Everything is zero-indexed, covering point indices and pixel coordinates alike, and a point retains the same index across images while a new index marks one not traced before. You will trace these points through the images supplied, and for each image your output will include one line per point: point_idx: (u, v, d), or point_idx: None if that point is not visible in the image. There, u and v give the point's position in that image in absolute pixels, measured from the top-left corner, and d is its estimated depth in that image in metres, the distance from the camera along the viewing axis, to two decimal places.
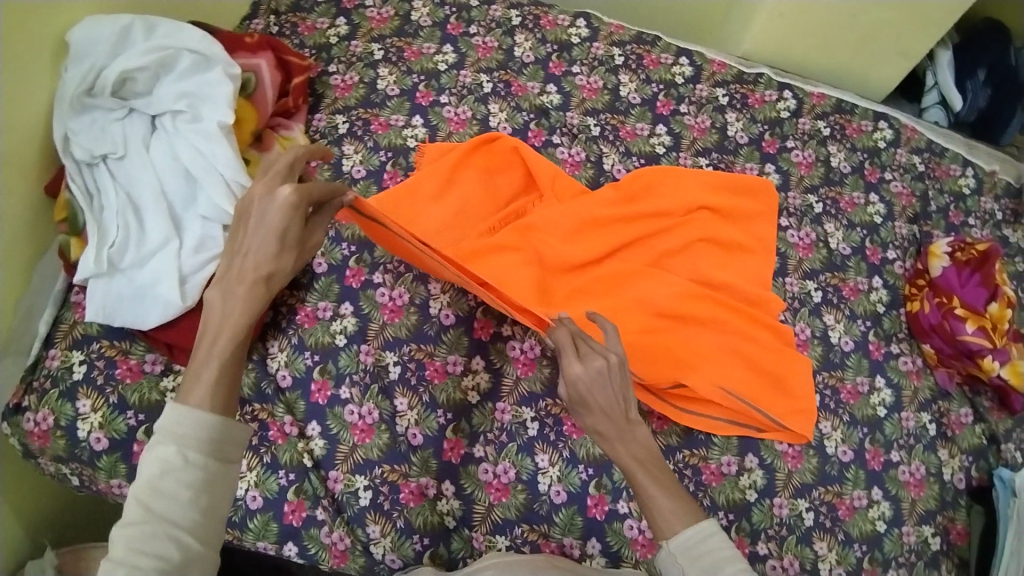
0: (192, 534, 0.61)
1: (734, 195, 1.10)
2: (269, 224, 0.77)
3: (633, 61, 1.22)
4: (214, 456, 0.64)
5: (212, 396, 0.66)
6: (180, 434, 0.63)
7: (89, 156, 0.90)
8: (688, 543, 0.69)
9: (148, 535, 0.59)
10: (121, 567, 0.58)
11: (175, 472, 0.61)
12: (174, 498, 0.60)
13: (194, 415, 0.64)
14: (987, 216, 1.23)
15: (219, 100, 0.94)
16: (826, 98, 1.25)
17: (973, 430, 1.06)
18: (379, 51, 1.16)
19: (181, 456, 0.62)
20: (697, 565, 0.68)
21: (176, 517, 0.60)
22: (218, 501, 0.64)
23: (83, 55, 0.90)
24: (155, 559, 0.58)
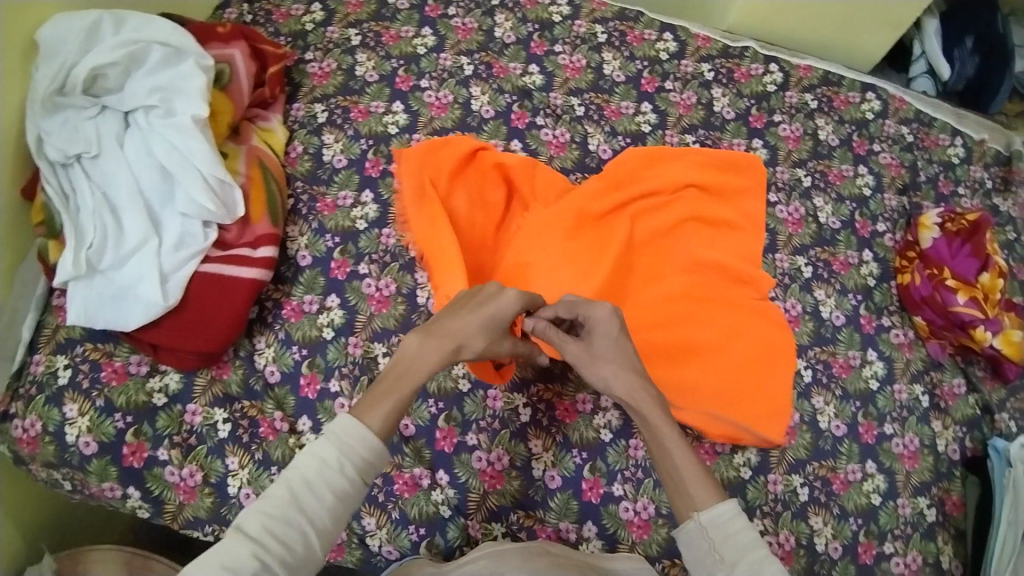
0: (319, 538, 0.58)
1: (721, 172, 1.09)
2: (494, 304, 0.74)
3: (616, 38, 1.20)
4: (365, 475, 0.61)
5: (381, 415, 0.63)
6: (346, 441, 0.60)
7: (63, 157, 0.88)
8: (718, 514, 0.65)
9: (285, 520, 0.56)
10: (250, 544, 0.54)
11: (329, 474, 0.58)
12: (320, 497, 0.57)
13: (366, 431, 0.61)
14: (977, 185, 1.22)
15: (191, 92, 0.91)
16: (813, 71, 1.24)
17: (967, 400, 1.06)
18: (356, 36, 1.14)
19: (340, 461, 0.59)
20: (730, 544, 0.64)
21: (315, 517, 0.57)
22: (352, 514, 0.60)
23: (53, 52, 0.88)
24: (282, 547, 0.55)
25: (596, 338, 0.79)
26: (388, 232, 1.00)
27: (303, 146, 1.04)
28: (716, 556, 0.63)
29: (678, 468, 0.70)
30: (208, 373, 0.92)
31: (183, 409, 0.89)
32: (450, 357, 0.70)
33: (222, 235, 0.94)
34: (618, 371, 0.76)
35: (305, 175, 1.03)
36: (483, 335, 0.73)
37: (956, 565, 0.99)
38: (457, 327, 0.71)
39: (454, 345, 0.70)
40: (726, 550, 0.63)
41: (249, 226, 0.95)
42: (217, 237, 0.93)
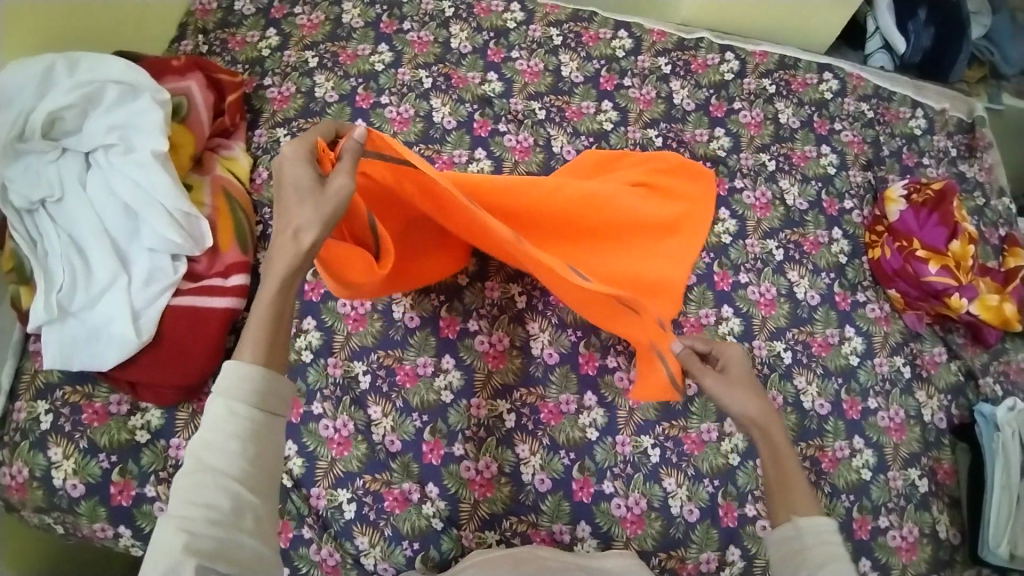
0: (244, 486, 0.55)
1: (672, 177, 1.06)
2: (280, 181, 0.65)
3: (572, 39, 1.21)
4: (260, 407, 0.58)
5: (253, 347, 0.59)
6: (226, 385, 0.57)
7: (27, 203, 0.87)
8: (818, 527, 0.69)
9: (197, 484, 0.54)
10: (171, 519, 0.53)
11: (222, 422, 0.56)
12: (222, 447, 0.55)
13: (240, 367, 0.58)
14: (941, 154, 1.23)
15: (150, 127, 0.92)
16: (769, 56, 1.25)
17: (949, 368, 1.07)
18: (313, 58, 1.14)
19: (226, 405, 0.57)
20: (818, 554, 0.67)
21: (226, 466, 0.55)
22: (269, 452, 0.57)
23: (7, 100, 0.87)
24: (204, 508, 0.53)
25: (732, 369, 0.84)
26: None
27: (269, 171, 1.05)
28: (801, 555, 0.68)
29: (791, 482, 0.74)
30: (189, 407, 0.91)
31: (167, 444, 0.89)
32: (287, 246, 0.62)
33: (192, 267, 0.94)
34: (752, 396, 0.80)
35: (272, 201, 1.03)
36: (301, 206, 0.64)
37: (954, 533, 1.00)
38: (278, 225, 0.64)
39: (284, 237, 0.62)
40: (812, 556, 0.67)
41: (219, 256, 0.95)
42: (188, 269, 0.93)
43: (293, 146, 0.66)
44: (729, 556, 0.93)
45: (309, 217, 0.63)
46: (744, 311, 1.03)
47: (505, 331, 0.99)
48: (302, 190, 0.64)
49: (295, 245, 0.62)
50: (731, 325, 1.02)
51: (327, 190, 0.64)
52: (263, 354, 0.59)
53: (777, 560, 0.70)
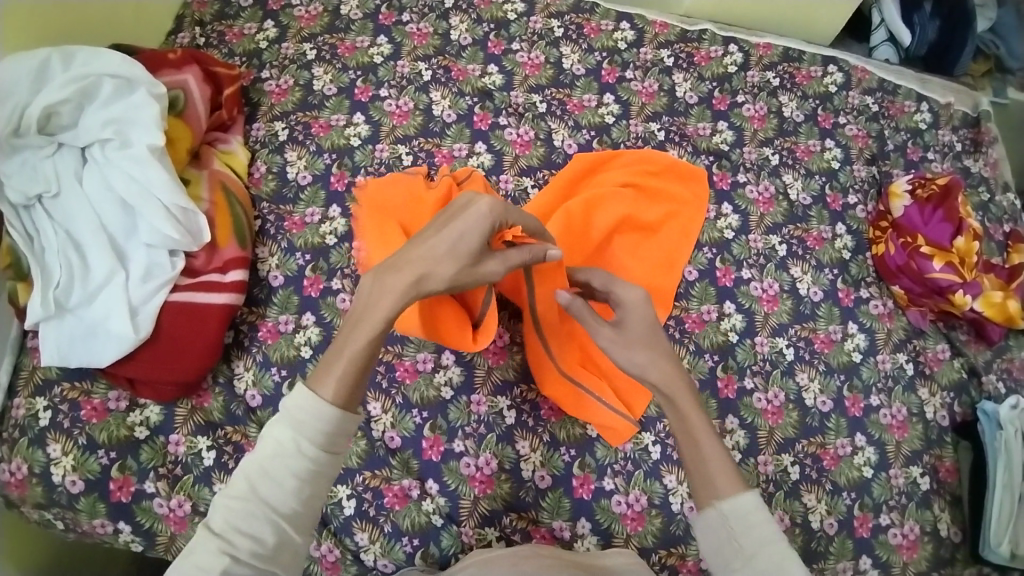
0: (288, 522, 0.61)
1: (666, 178, 1.05)
2: (452, 228, 0.71)
3: (573, 31, 1.20)
4: (326, 450, 0.62)
5: (337, 384, 0.63)
6: (299, 421, 0.61)
7: (24, 198, 0.86)
8: (740, 505, 0.67)
9: (249, 514, 0.59)
10: (216, 540, 0.58)
11: (289, 459, 0.60)
12: (281, 484, 0.60)
13: (319, 406, 0.62)
14: (946, 148, 1.22)
15: (146, 121, 0.90)
16: (772, 48, 1.24)
17: (952, 365, 1.06)
18: (311, 50, 1.13)
19: (295, 443, 0.61)
20: (749, 535, 0.66)
21: (278, 503, 0.60)
22: (320, 492, 0.63)
23: (2, 94, 0.86)
24: (250, 540, 0.59)
25: (627, 322, 0.81)
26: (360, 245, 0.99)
27: (266, 165, 1.04)
28: (734, 545, 0.66)
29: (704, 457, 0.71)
30: (188, 403, 0.91)
31: (166, 440, 0.89)
32: (411, 288, 0.68)
33: (190, 262, 0.93)
34: (651, 360, 0.76)
35: (270, 196, 1.02)
36: (451, 262, 0.70)
37: (955, 531, 0.99)
38: (421, 257, 0.70)
39: (414, 276, 0.68)
40: (742, 539, 0.66)
41: (217, 251, 0.94)
42: (186, 265, 0.92)
43: (487, 206, 0.72)
44: None
45: (444, 275, 0.70)
46: (746, 307, 1.02)
47: (506, 328, 0.99)
48: (458, 251, 0.71)
49: (416, 289, 0.69)
50: (733, 321, 1.01)
51: (477, 266, 0.73)
52: (345, 396, 0.63)
53: (710, 551, 0.68)
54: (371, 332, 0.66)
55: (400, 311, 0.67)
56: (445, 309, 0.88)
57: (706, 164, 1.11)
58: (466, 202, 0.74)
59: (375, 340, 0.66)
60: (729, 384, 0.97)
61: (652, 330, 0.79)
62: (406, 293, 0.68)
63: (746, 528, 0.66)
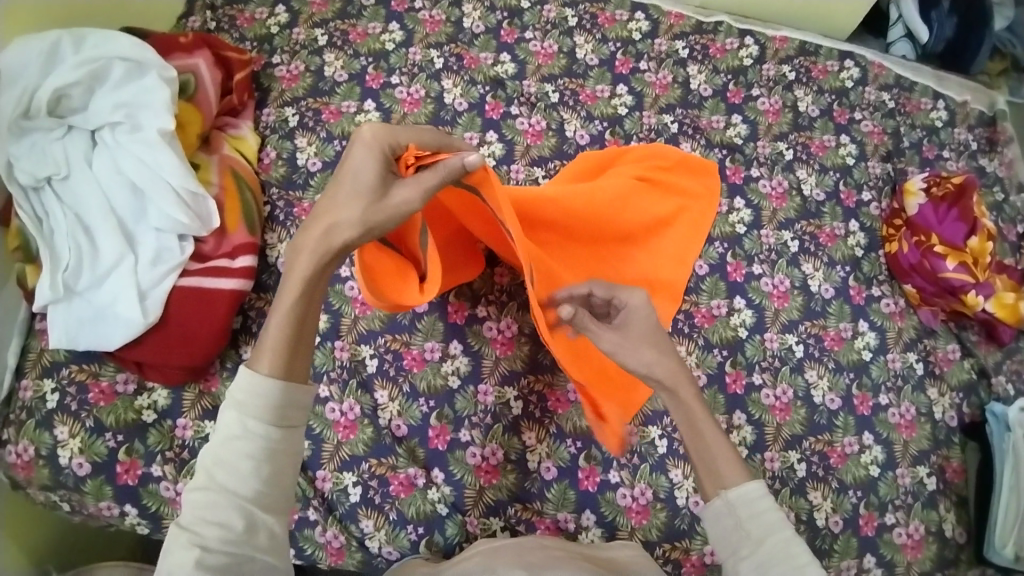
0: (255, 504, 0.62)
1: (675, 171, 1.03)
2: (345, 168, 0.67)
3: (587, 21, 1.19)
4: (277, 426, 0.63)
5: (272, 357, 0.64)
6: (243, 403, 0.62)
7: (33, 180, 0.86)
8: (746, 493, 0.69)
9: (211, 503, 0.60)
10: (185, 534, 0.60)
11: (238, 441, 0.61)
12: (235, 468, 0.61)
13: (258, 382, 0.63)
14: (962, 147, 1.21)
15: (157, 105, 0.90)
16: (789, 42, 1.23)
17: (962, 365, 1.05)
18: (323, 36, 1.12)
19: (242, 425, 0.62)
20: (757, 523, 0.68)
21: (237, 487, 0.61)
22: (282, 469, 0.63)
23: (13, 76, 0.86)
24: (218, 527, 0.60)
25: (631, 322, 0.78)
26: None
27: (277, 151, 1.03)
28: (742, 531, 0.67)
29: (710, 449, 0.72)
30: (196, 387, 0.91)
31: (173, 424, 0.89)
32: (321, 240, 0.67)
33: (199, 248, 0.93)
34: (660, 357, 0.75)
35: (280, 181, 1.01)
36: (353, 202, 0.67)
37: (960, 532, 0.99)
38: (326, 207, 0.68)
39: (321, 229, 0.67)
40: (749, 526, 0.67)
41: (226, 236, 0.94)
42: (195, 250, 0.92)
43: (370, 131, 0.68)
44: None
45: (353, 217, 0.67)
46: (756, 303, 1.01)
47: (513, 318, 0.98)
48: (358, 191, 0.67)
49: (326, 239, 0.67)
50: (743, 317, 1.01)
51: (386, 199, 0.68)
52: (280, 365, 0.64)
53: (717, 541, 0.69)
54: (295, 294, 0.67)
55: (317, 268, 0.67)
56: (380, 260, 0.80)
57: (719, 158, 1.10)
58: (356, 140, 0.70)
59: (301, 301, 0.67)
60: (737, 380, 0.97)
61: (655, 329, 0.77)
62: (319, 247, 0.67)
63: (755, 519, 0.68)
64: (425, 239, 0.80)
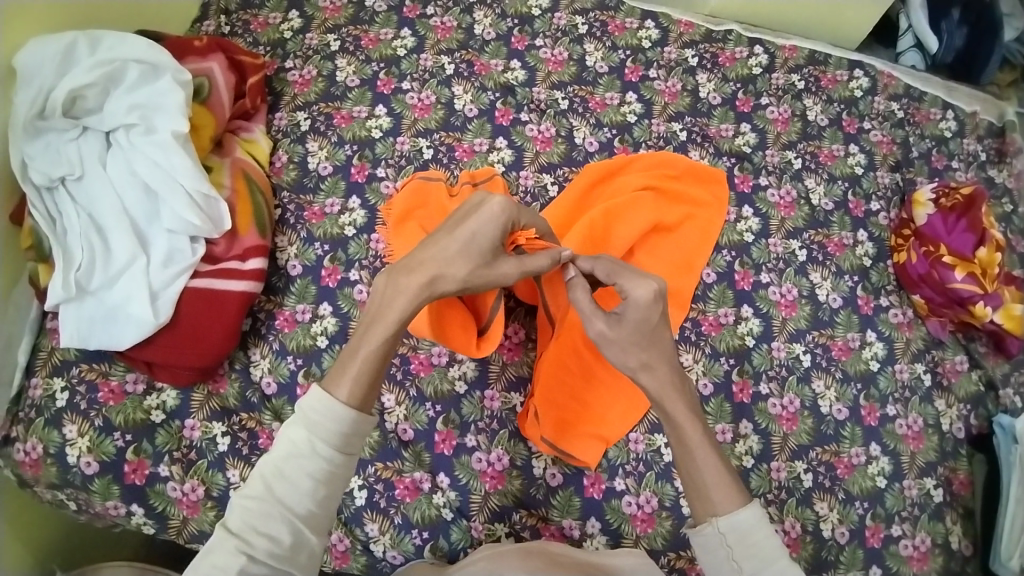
0: (305, 523, 0.63)
1: (682, 180, 1.04)
2: (467, 227, 0.71)
3: (597, 28, 1.19)
4: (342, 451, 0.65)
5: (352, 387, 0.67)
6: (313, 422, 0.64)
7: (47, 180, 0.87)
8: (741, 520, 0.68)
9: (266, 514, 0.62)
10: (233, 539, 0.61)
11: (304, 460, 0.63)
12: (296, 485, 0.63)
13: (333, 406, 0.65)
14: (971, 158, 1.21)
15: (170, 108, 0.91)
16: (799, 51, 1.23)
17: (970, 377, 1.05)
18: (335, 41, 1.13)
19: (310, 443, 0.64)
20: (748, 553, 0.67)
21: (294, 503, 0.63)
22: (336, 493, 0.65)
23: (29, 77, 0.87)
24: (267, 540, 0.61)
25: (627, 317, 0.75)
26: (377, 237, 0.99)
27: (288, 155, 1.04)
28: (733, 564, 0.68)
29: (700, 472, 0.71)
30: (204, 388, 0.91)
31: (181, 424, 0.90)
32: (424, 290, 0.70)
33: (211, 249, 0.93)
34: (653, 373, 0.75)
35: (291, 185, 1.02)
36: (464, 262, 0.71)
37: (967, 545, 0.98)
38: (438, 257, 0.71)
39: (428, 278, 0.70)
40: (746, 553, 0.67)
41: (237, 239, 0.95)
42: (206, 252, 0.93)
43: (501, 205, 0.72)
44: None
45: (459, 275, 0.71)
46: (764, 312, 1.01)
47: (521, 324, 0.99)
48: (472, 251, 0.71)
49: (428, 289, 0.71)
50: (750, 325, 1.00)
51: (489, 267, 0.74)
52: (359, 398, 0.66)
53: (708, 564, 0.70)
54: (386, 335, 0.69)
55: (413, 313, 0.70)
56: (453, 314, 0.87)
57: (728, 166, 1.10)
58: (477, 201, 0.74)
59: (387, 345, 0.69)
60: (744, 389, 0.97)
61: (651, 329, 0.75)
62: (418, 296, 0.70)
63: (747, 548, 0.68)
64: (497, 304, 0.88)
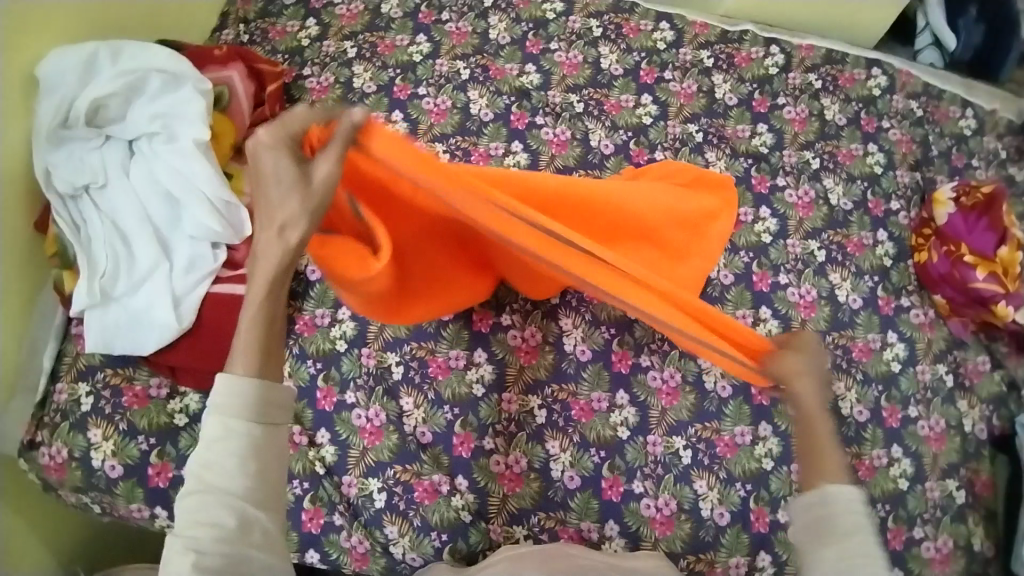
0: (250, 500, 0.52)
1: (695, 187, 1.00)
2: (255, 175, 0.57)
3: (612, 31, 1.19)
4: (263, 419, 0.54)
5: (241, 356, 0.56)
6: (221, 398, 0.53)
7: (72, 188, 0.89)
8: (844, 495, 0.61)
9: (200, 506, 0.51)
10: (179, 540, 0.51)
11: (219, 437, 0.52)
12: (221, 465, 0.51)
13: (234, 378, 0.54)
14: (992, 156, 1.19)
15: (191, 116, 0.92)
16: (815, 50, 1.22)
17: (993, 377, 1.03)
18: (352, 48, 1.14)
19: (221, 419, 0.52)
20: (842, 524, 0.59)
21: (225, 486, 0.51)
22: (271, 459, 0.54)
23: (54, 87, 0.89)
24: (211, 529, 0.50)
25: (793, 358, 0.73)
26: None
27: None
28: (825, 527, 0.59)
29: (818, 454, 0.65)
30: None
31: (204, 428, 0.91)
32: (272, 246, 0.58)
33: (231, 255, 0.95)
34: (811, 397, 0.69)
35: None
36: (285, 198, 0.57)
37: (990, 548, 0.97)
38: (263, 215, 0.58)
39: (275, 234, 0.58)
40: (834, 527, 0.59)
41: None
42: (227, 257, 0.94)
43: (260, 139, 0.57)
44: (758, 561, 0.91)
45: (299, 214, 0.58)
46: (782, 313, 1.01)
47: (537, 326, 0.99)
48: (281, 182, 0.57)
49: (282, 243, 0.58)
50: (768, 327, 1.00)
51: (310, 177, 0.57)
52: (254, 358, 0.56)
53: (796, 534, 0.62)
54: (264, 293, 0.58)
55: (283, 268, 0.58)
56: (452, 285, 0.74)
57: (744, 167, 1.10)
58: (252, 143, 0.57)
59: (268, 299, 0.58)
60: (763, 390, 0.97)
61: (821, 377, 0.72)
62: (276, 254, 0.58)
63: (842, 526, 0.59)
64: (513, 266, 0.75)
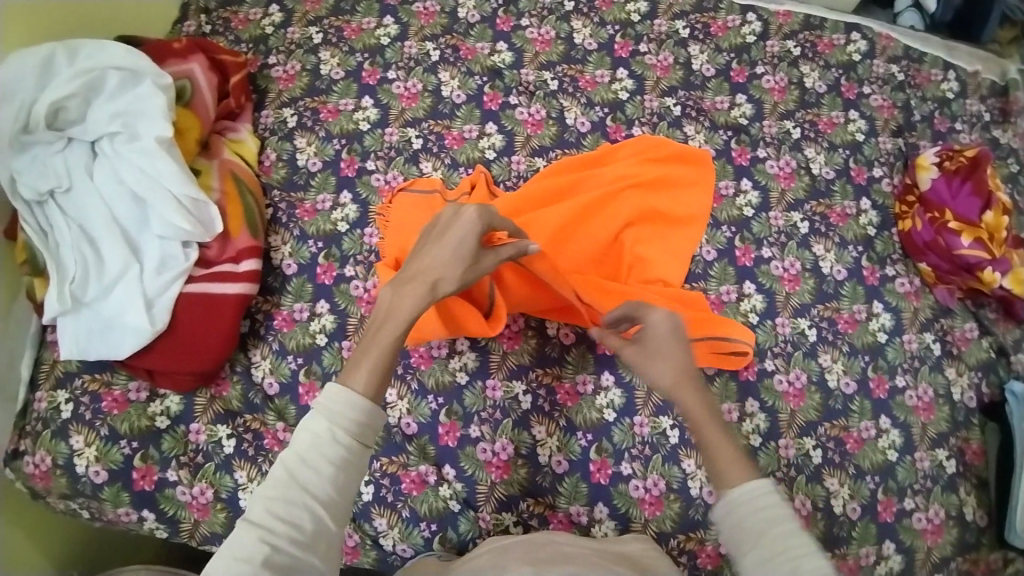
0: (328, 511, 0.58)
1: (668, 164, 1.02)
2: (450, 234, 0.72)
3: (584, 4, 1.16)
4: (359, 439, 0.60)
5: (364, 378, 0.62)
6: (333, 412, 0.59)
7: (36, 194, 0.87)
8: (743, 493, 0.63)
9: (288, 501, 0.56)
10: (256, 529, 0.55)
11: (323, 447, 0.57)
12: (317, 471, 0.57)
13: (352, 396, 0.60)
14: (975, 118, 1.17)
15: (152, 113, 0.90)
16: (793, 16, 1.19)
17: (980, 344, 1.02)
18: (317, 34, 1.11)
19: (329, 432, 0.58)
20: (756, 519, 0.62)
21: (315, 490, 0.57)
22: (356, 482, 0.60)
23: (10, 91, 0.86)
24: (289, 527, 0.56)
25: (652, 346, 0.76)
26: (371, 231, 0.98)
27: (276, 153, 1.03)
28: (743, 529, 0.62)
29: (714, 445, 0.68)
30: (207, 392, 0.92)
31: (187, 429, 0.90)
32: (427, 293, 0.69)
33: (204, 253, 0.93)
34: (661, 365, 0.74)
35: (281, 183, 1.01)
36: (456, 265, 0.72)
37: (981, 515, 0.96)
38: (424, 267, 0.71)
39: (428, 285, 0.69)
40: (749, 529, 0.62)
41: (229, 241, 0.94)
42: (199, 256, 0.92)
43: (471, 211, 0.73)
44: None
45: (452, 278, 0.71)
46: (766, 287, 1.00)
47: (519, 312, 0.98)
48: (458, 255, 0.72)
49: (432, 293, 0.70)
50: (752, 302, 0.99)
51: (477, 264, 0.74)
52: (374, 390, 0.62)
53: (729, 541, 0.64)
54: (396, 325, 0.67)
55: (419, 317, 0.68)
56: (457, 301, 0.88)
57: (724, 139, 1.08)
58: (451, 212, 0.74)
59: (399, 342, 0.66)
60: (749, 365, 0.96)
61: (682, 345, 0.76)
62: (423, 301, 0.69)
63: (762, 522, 0.61)
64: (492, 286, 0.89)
